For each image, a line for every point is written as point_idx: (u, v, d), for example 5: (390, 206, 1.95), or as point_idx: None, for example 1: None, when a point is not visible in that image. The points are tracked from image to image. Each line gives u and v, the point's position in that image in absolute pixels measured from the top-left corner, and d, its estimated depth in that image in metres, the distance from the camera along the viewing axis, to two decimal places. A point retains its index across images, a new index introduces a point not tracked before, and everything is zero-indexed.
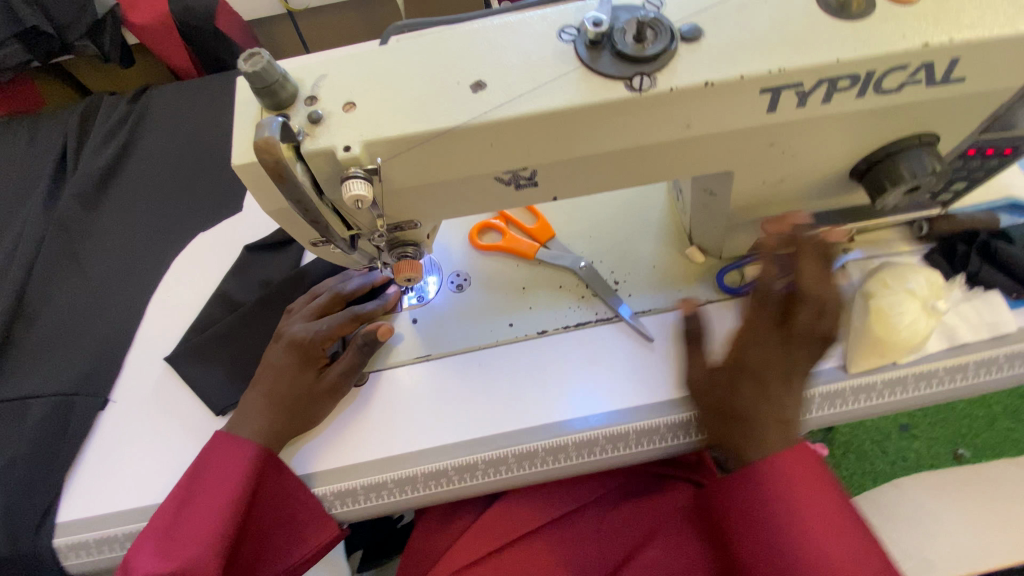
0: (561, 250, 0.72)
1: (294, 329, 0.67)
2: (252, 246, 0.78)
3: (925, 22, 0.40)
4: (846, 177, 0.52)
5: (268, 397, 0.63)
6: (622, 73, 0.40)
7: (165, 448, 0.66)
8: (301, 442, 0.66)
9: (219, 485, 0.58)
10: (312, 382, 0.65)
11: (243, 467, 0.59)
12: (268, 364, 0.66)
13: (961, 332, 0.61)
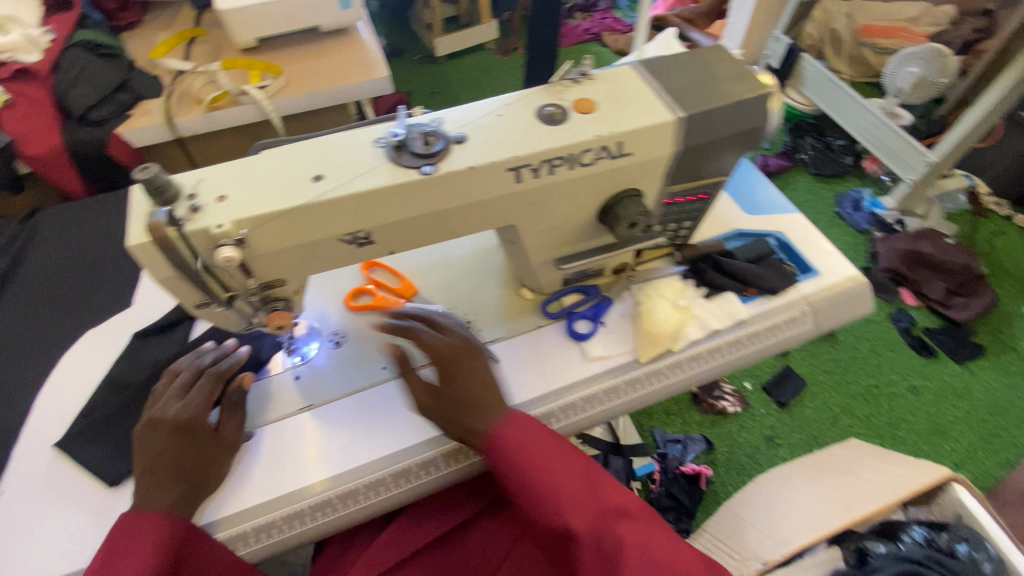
0: (421, 301, 0.89)
1: (172, 409, 0.72)
2: (143, 330, 0.87)
3: (598, 122, 0.66)
4: (597, 220, 0.77)
5: (171, 469, 0.68)
6: (416, 163, 0.61)
7: (51, 527, 0.69)
8: (207, 498, 0.72)
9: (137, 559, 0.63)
10: (212, 445, 0.72)
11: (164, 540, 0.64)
12: (150, 448, 0.69)
13: (711, 321, 0.84)
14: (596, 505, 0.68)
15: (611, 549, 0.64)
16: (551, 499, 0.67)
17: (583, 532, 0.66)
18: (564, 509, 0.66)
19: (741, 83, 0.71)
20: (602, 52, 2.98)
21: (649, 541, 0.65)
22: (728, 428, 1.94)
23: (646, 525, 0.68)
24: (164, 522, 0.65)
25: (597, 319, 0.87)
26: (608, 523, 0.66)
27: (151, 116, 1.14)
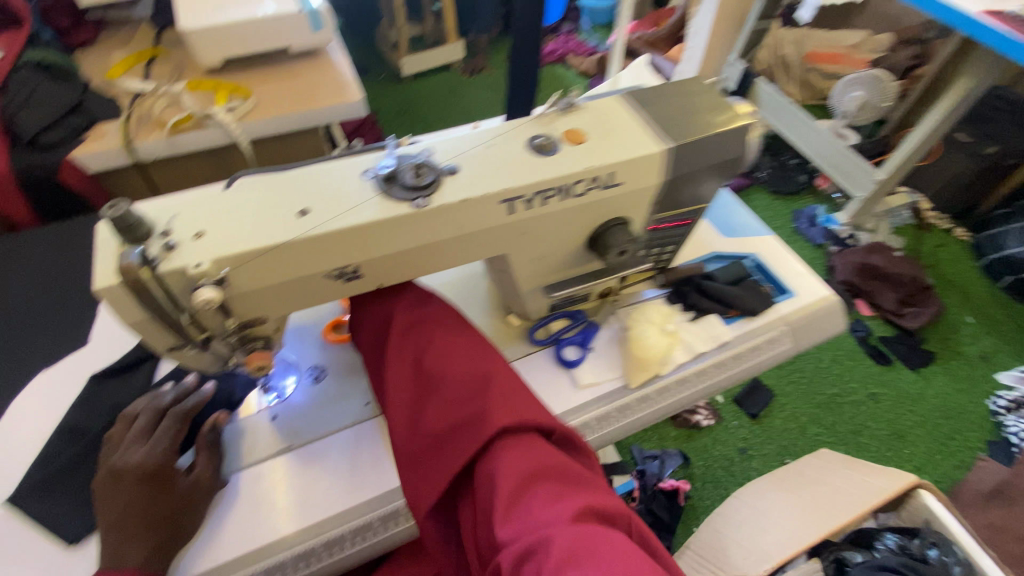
0: None
1: (135, 457, 0.67)
2: (101, 370, 0.80)
3: (588, 153, 0.66)
4: (585, 247, 0.77)
5: (144, 519, 0.63)
6: (408, 195, 0.58)
7: None
8: (179, 553, 0.67)
9: None
10: (185, 490, 0.67)
11: None
12: (114, 502, 0.64)
13: (696, 344, 0.85)
14: (456, 367, 0.69)
15: (450, 407, 0.66)
16: (422, 350, 0.71)
17: (433, 392, 0.68)
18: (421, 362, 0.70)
19: (723, 114, 0.72)
20: (568, 73, 3.04)
21: (493, 403, 0.64)
22: (703, 442, 1.97)
23: (502, 398, 0.65)
24: None
25: (585, 345, 0.87)
26: (458, 378, 0.68)
27: (107, 139, 1.08)
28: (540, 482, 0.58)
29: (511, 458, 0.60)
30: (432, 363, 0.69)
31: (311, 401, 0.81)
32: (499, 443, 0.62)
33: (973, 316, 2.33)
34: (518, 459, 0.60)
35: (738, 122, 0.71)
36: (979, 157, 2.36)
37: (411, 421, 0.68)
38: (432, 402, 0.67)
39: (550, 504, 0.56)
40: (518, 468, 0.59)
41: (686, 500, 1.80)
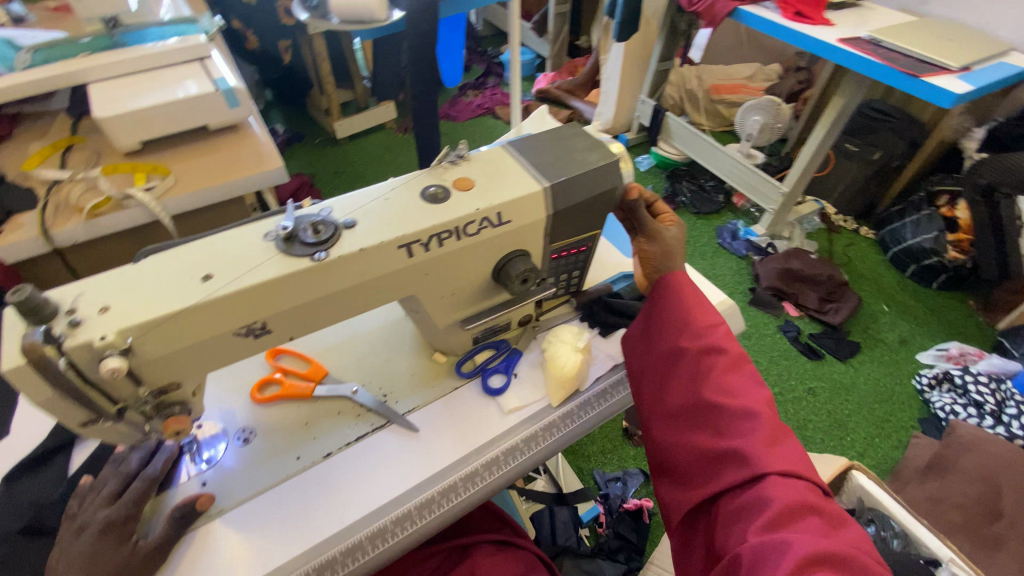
0: (334, 382, 0.89)
1: (98, 515, 0.69)
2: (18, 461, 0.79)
3: (475, 197, 0.74)
4: (491, 280, 0.83)
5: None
6: (308, 250, 0.64)
7: None
8: None
9: None
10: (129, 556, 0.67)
11: None
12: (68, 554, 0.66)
13: (610, 358, 0.93)
14: (766, 446, 0.65)
15: (698, 445, 0.69)
16: (727, 421, 0.68)
17: (677, 419, 0.73)
18: (702, 389, 0.70)
19: (598, 150, 0.82)
20: (497, 122, 3.22)
21: (770, 454, 0.64)
22: None
23: (797, 503, 0.61)
24: None
25: (509, 372, 0.92)
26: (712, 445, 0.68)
27: (23, 230, 1.08)
28: (798, 526, 0.58)
29: (760, 509, 0.61)
30: (709, 395, 0.70)
31: (243, 463, 0.81)
32: (761, 489, 0.62)
33: (887, 305, 2.52)
34: (721, 541, 0.64)
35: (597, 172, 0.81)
36: (866, 163, 2.63)
37: (731, 438, 0.67)
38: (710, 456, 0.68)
39: (786, 551, 0.55)
40: (762, 518, 0.60)
41: (649, 515, 1.84)
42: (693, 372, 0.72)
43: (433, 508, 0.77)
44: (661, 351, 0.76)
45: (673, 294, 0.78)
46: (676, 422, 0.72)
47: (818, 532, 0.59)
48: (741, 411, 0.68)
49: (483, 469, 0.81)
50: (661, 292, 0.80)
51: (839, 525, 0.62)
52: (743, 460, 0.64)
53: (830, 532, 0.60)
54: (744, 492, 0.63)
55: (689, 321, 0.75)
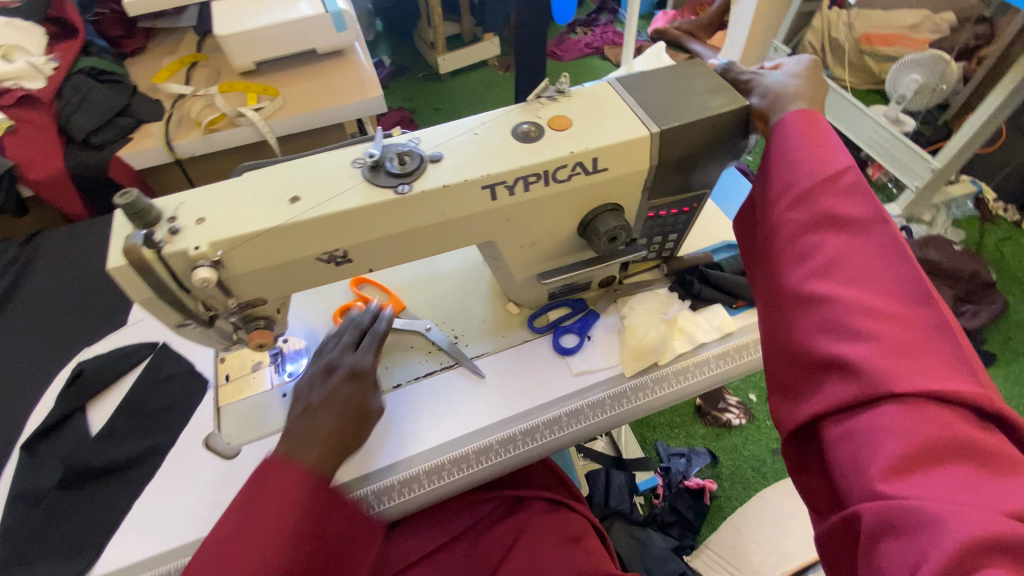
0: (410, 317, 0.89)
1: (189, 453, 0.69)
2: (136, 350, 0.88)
3: (572, 139, 0.66)
4: (576, 235, 0.77)
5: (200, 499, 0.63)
6: (392, 182, 0.62)
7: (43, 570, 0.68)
8: (179, 514, 0.72)
9: (282, 511, 0.54)
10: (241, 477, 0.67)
11: (300, 481, 0.56)
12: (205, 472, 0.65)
13: (697, 335, 0.84)
14: (896, 353, 0.48)
15: (803, 342, 0.54)
16: (843, 312, 0.51)
17: (776, 309, 0.58)
18: (815, 276, 0.54)
19: (719, 96, 0.70)
20: (605, 65, 2.99)
21: (900, 362, 0.48)
22: (734, 442, 1.90)
23: (943, 435, 0.44)
24: (298, 474, 0.57)
25: (584, 333, 0.86)
26: (818, 340, 0.52)
27: (152, 140, 1.17)
28: (938, 477, 0.43)
29: (888, 442, 0.45)
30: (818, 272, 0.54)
31: None
32: (885, 416, 0.47)
33: None
34: (834, 477, 0.50)
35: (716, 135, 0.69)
36: None
37: (848, 334, 0.50)
38: (815, 360, 0.52)
39: (914, 515, 0.41)
40: (887, 447, 0.45)
41: (710, 498, 1.77)
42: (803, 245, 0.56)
43: (490, 456, 0.77)
44: (773, 228, 0.60)
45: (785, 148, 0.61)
46: (778, 311, 0.57)
47: (978, 487, 0.42)
48: (864, 301, 0.51)
49: (544, 427, 0.79)
50: (770, 141, 0.64)
51: (1008, 474, 0.44)
52: (857, 368, 0.49)
53: (989, 480, 0.43)
54: (857, 418, 0.49)
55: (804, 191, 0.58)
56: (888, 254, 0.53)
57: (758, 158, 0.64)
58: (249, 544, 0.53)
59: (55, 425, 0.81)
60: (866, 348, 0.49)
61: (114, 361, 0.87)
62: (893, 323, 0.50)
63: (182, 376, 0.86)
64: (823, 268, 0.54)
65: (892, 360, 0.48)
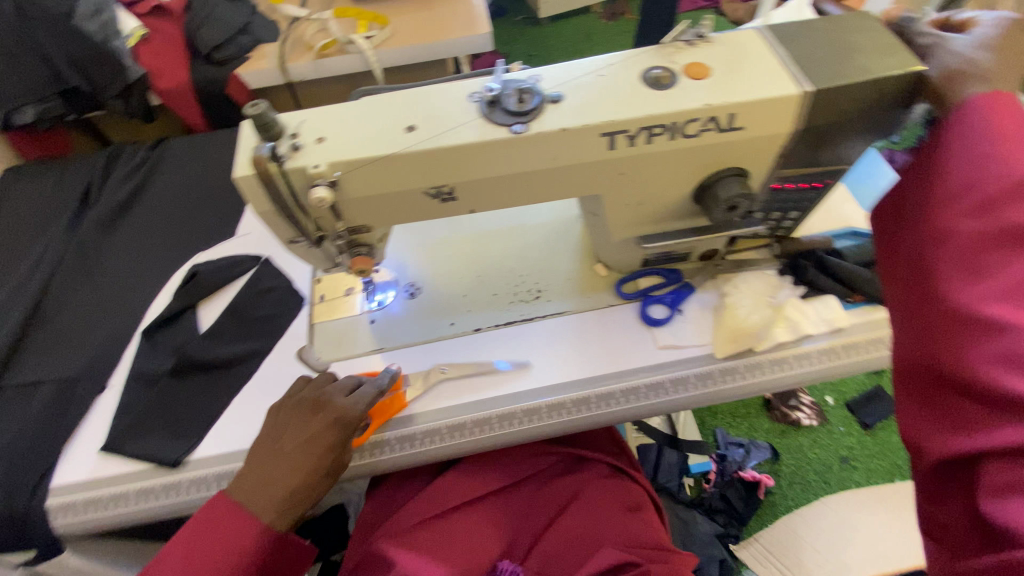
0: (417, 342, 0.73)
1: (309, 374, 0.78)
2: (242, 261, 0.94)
3: (708, 91, 0.60)
4: (691, 200, 0.71)
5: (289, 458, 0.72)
6: (508, 120, 0.59)
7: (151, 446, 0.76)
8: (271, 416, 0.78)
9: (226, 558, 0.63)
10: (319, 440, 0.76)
11: (253, 535, 0.64)
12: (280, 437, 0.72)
13: (804, 326, 0.77)
14: None
15: (965, 368, 0.47)
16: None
17: (932, 326, 0.51)
18: (991, 296, 0.46)
19: (889, 57, 0.61)
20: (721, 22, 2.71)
21: None
22: (799, 442, 1.80)
23: None
24: (251, 527, 0.64)
25: (675, 307, 0.81)
26: (985, 369, 0.45)
27: (266, 60, 1.21)
28: None
29: None
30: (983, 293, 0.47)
31: (407, 314, 0.87)
32: None
33: None
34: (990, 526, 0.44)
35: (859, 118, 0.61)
36: None
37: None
38: (978, 391, 0.46)
39: None
40: None
41: (766, 494, 1.70)
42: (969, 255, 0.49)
43: (562, 413, 0.76)
44: (942, 231, 0.52)
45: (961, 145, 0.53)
46: (934, 329, 0.51)
47: None
48: None
49: (620, 395, 0.76)
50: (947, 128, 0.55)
51: None
52: None
53: None
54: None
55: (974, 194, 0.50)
56: None
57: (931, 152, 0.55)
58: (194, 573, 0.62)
59: (171, 318, 0.89)
60: None
61: (223, 268, 0.93)
62: None
63: (280, 290, 0.91)
64: (1003, 289, 0.46)
65: None
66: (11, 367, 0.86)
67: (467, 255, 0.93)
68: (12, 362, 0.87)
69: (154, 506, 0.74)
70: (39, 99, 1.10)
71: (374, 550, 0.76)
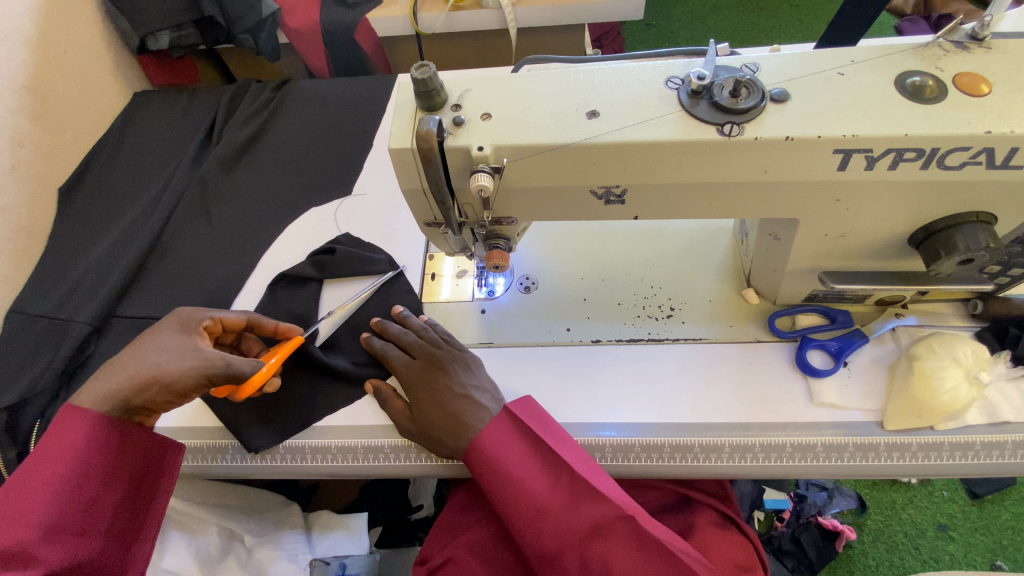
0: (486, 387, 0.69)
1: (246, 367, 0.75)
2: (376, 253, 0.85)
3: (990, 112, 0.46)
4: (905, 243, 0.58)
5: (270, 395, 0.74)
6: (717, 118, 0.48)
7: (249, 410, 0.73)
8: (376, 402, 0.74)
9: (51, 460, 0.55)
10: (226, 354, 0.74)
11: (81, 439, 0.56)
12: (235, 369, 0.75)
13: (1003, 411, 0.63)
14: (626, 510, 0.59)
15: (559, 531, 0.58)
16: (572, 486, 0.60)
17: (537, 510, 0.59)
18: (551, 468, 0.61)
19: None
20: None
21: (629, 525, 0.57)
22: (890, 496, 1.36)
23: (658, 561, 0.56)
24: (80, 430, 0.57)
25: (842, 357, 0.69)
26: (562, 521, 0.59)
27: (398, 7, 1.13)
28: None
29: None
30: None
31: (519, 308, 0.80)
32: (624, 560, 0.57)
33: None
34: None
35: (460, 406, 0.66)
36: None
37: (582, 515, 0.58)
38: (570, 551, 0.58)
39: None
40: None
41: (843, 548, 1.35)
42: (579, 567, 0.57)
43: (686, 457, 0.65)
44: (504, 436, 0.64)
45: (492, 441, 0.63)
46: (528, 502, 0.60)
47: None
48: (547, 463, 0.62)
49: (759, 450, 0.65)
50: (496, 399, 0.68)
51: None
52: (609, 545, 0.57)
53: None
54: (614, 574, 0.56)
55: (465, 423, 0.64)
56: (551, 431, 0.64)
57: (756, 145, 0.47)
58: (49, 462, 0.55)
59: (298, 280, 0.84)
60: (598, 523, 0.58)
61: (360, 261, 0.84)
62: (558, 467, 0.61)
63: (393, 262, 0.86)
64: (533, 441, 0.63)
65: (637, 529, 0.57)
66: (128, 298, 0.88)
67: (590, 255, 0.83)
68: (130, 291, 0.88)
69: (241, 466, 0.72)
70: (174, 24, 1.08)
71: (455, 555, 0.72)
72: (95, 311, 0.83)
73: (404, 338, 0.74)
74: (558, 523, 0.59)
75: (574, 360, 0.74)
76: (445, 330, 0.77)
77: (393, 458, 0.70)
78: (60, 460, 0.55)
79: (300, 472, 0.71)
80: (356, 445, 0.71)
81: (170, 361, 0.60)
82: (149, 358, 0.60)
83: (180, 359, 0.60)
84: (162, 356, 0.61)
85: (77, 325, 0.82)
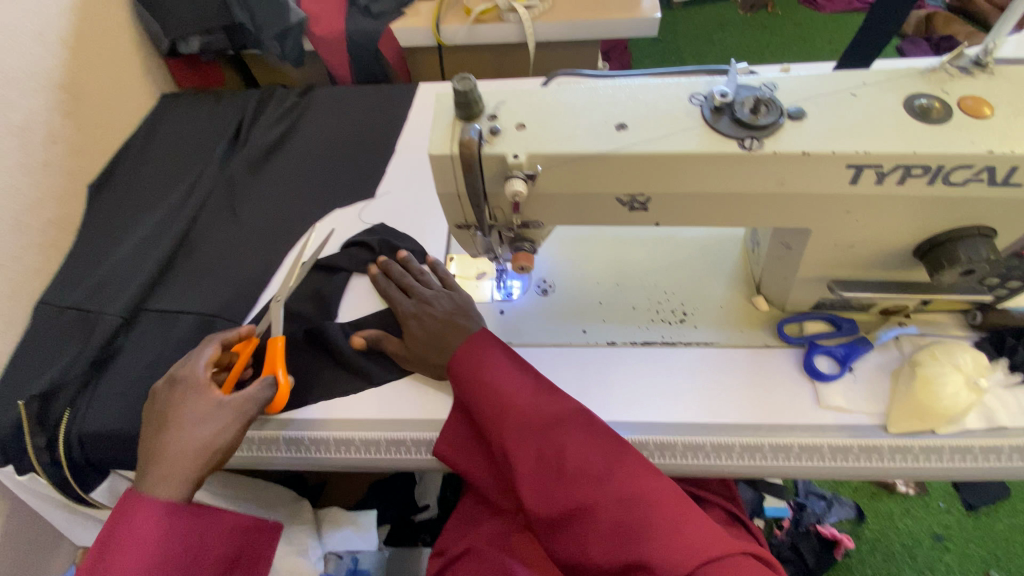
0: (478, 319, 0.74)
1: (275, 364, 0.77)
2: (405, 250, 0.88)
3: (992, 133, 0.49)
4: (910, 254, 0.61)
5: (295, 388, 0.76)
6: (738, 133, 0.51)
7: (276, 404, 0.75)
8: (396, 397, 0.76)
9: (132, 551, 0.58)
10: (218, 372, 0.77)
11: (160, 519, 0.60)
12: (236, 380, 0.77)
13: (1001, 416, 0.66)
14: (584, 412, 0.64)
15: (526, 420, 0.62)
16: (540, 388, 0.65)
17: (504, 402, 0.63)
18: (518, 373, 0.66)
19: None
20: (854, 12, 2.16)
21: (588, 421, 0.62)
22: (888, 506, 1.39)
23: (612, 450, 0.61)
24: (156, 513, 0.60)
25: (848, 363, 0.72)
26: (528, 411, 0.62)
27: (421, 18, 1.17)
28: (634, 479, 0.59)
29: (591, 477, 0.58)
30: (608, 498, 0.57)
31: (536, 310, 0.82)
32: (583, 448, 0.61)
33: None
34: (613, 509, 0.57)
35: (449, 333, 0.71)
36: None
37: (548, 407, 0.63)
38: (533, 438, 0.61)
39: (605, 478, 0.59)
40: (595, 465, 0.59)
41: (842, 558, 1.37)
42: (537, 453, 0.60)
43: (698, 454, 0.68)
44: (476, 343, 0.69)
45: (475, 366, 0.66)
46: (496, 396, 0.64)
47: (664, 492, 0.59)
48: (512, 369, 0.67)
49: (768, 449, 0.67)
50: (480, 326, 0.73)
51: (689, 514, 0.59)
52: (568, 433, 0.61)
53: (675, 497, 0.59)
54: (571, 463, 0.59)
55: (451, 345, 0.70)
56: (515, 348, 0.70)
57: (774, 159, 0.51)
58: (123, 548, 0.58)
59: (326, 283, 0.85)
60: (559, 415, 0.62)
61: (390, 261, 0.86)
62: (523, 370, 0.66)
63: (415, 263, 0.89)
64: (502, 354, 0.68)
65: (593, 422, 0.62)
66: (155, 291, 0.90)
67: (606, 260, 0.87)
68: (158, 286, 0.91)
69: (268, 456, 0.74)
70: (205, 29, 1.12)
71: (472, 547, 0.74)
72: (124, 305, 0.86)
73: (402, 277, 0.80)
74: (520, 411, 0.62)
75: (590, 360, 0.77)
76: (435, 266, 0.81)
77: (413, 451, 0.72)
78: (139, 547, 0.58)
79: (324, 463, 0.73)
80: (378, 438, 0.73)
81: (203, 428, 0.63)
82: (191, 435, 0.63)
83: (215, 422, 0.64)
84: (194, 426, 0.63)
85: (106, 318, 0.85)
